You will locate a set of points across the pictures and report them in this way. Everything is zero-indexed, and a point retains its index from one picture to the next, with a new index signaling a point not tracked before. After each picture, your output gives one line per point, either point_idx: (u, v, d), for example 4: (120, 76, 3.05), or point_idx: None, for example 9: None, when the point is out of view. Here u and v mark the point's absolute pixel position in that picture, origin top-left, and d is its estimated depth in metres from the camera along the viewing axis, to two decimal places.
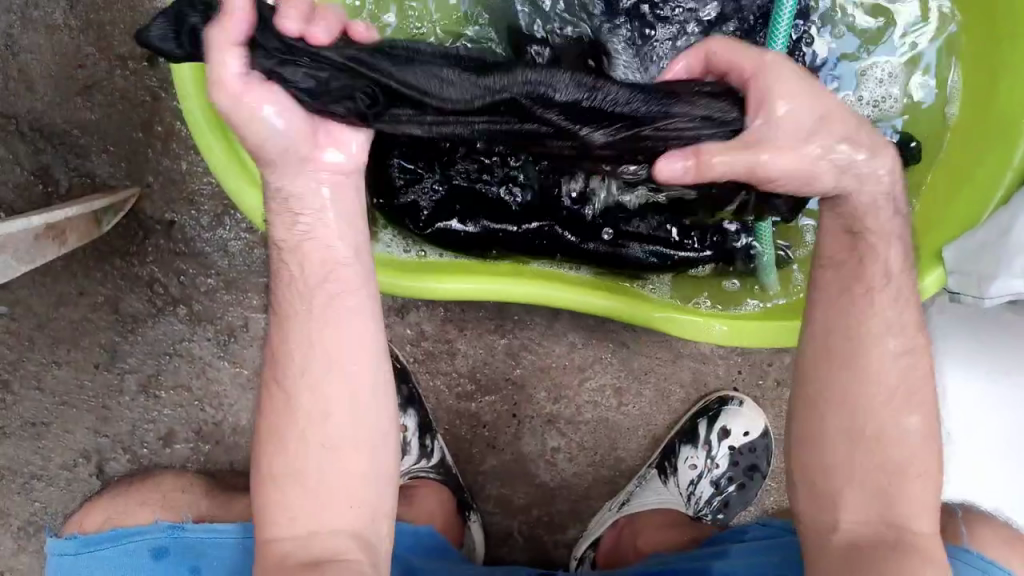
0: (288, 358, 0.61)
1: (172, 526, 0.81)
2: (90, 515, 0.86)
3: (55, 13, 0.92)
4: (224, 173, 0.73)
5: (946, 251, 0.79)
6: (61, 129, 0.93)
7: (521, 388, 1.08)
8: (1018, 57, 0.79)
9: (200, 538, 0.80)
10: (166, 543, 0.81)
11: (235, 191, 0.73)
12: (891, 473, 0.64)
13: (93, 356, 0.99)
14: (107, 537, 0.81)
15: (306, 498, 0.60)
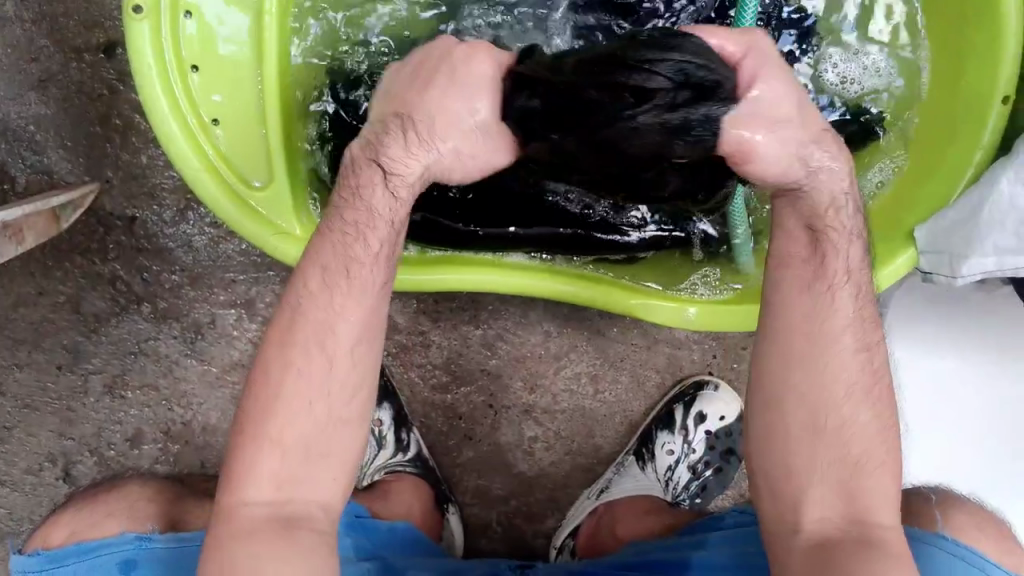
0: (296, 321, 0.63)
1: (139, 538, 0.78)
2: (54, 530, 0.82)
3: (6, 5, 0.88)
4: (193, 174, 0.72)
5: (917, 232, 0.79)
6: (14, 124, 0.90)
7: (496, 378, 1.06)
8: (984, 36, 0.79)
9: (171, 549, 0.78)
10: (133, 555, 0.77)
11: (207, 196, 0.73)
12: (850, 468, 0.63)
13: (55, 357, 0.96)
14: (73, 553, 0.79)
15: (286, 462, 0.61)
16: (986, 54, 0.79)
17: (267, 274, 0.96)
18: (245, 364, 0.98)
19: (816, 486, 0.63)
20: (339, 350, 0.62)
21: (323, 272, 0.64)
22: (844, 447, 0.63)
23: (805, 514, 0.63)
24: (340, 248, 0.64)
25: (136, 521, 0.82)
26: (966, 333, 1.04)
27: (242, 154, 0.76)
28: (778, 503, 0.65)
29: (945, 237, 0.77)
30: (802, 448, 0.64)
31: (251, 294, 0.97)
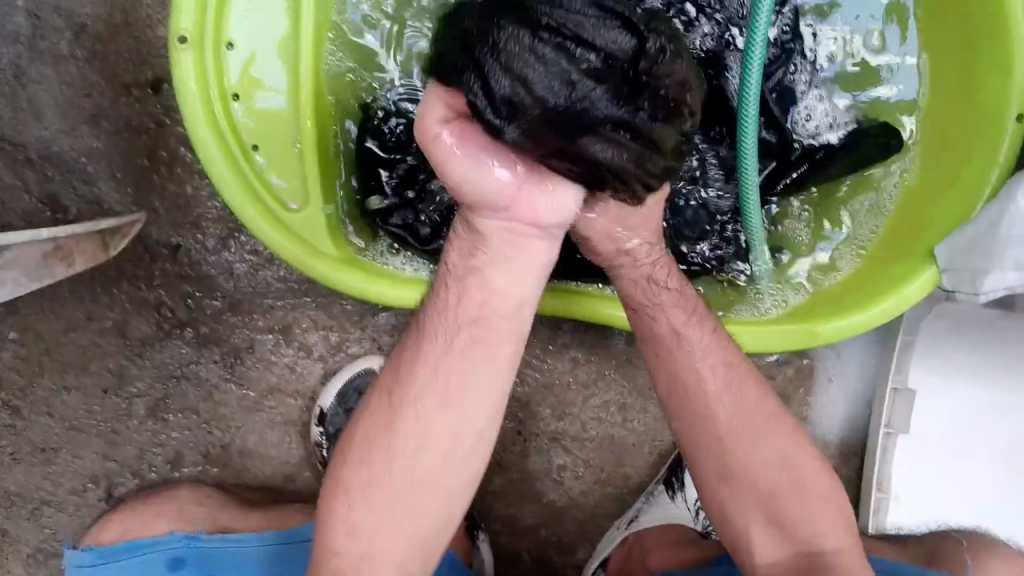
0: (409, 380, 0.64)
1: (189, 536, 0.86)
2: (106, 529, 0.88)
3: (62, 44, 0.94)
4: (226, 185, 0.75)
5: (938, 250, 0.79)
6: (71, 156, 0.95)
7: (526, 405, 1.07)
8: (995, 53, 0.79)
9: (216, 548, 0.85)
10: (182, 553, 0.85)
11: (234, 203, 0.75)
12: (797, 502, 0.71)
13: (101, 380, 1.00)
14: (124, 549, 0.85)
15: (379, 521, 0.63)
16: (1001, 66, 0.79)
17: (303, 301, 1.00)
18: (281, 389, 1.01)
19: (758, 521, 0.72)
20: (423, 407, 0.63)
21: (444, 336, 0.63)
22: (792, 490, 0.71)
23: (757, 562, 0.72)
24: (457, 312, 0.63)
25: (187, 521, 0.88)
26: (980, 363, 1.02)
27: (282, 178, 0.79)
28: (731, 541, 0.74)
29: (962, 257, 0.76)
30: (746, 494, 0.72)
31: (287, 320, 1.00)
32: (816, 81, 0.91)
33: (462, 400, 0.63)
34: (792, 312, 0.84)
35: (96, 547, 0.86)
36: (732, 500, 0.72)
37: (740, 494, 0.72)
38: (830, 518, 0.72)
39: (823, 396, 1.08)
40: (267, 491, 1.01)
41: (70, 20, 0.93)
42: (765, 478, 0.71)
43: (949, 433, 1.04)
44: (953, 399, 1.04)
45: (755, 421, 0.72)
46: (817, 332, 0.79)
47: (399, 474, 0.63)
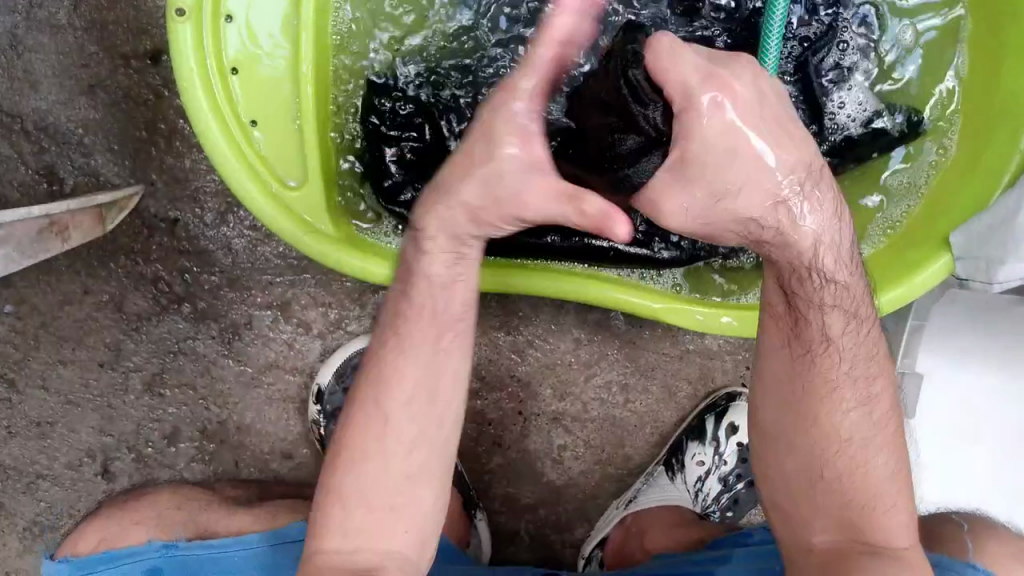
0: (387, 385, 0.70)
1: (166, 546, 0.84)
2: (83, 537, 0.87)
3: (59, 13, 0.92)
4: (218, 154, 0.74)
5: (953, 237, 0.78)
6: (67, 129, 0.94)
7: (526, 385, 1.07)
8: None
9: (195, 557, 0.84)
10: (159, 564, 0.83)
11: (225, 172, 0.74)
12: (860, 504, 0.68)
13: (97, 355, 0.99)
14: (100, 560, 0.83)
15: (370, 514, 0.68)
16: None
17: (303, 277, 0.99)
18: (279, 365, 1.00)
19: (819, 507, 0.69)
20: (396, 405, 0.69)
21: (411, 335, 0.70)
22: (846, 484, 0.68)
23: (812, 540, 0.69)
24: (419, 322, 0.70)
25: (164, 530, 0.87)
26: (991, 345, 1.02)
27: (279, 151, 0.78)
28: (785, 528, 0.71)
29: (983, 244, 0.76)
30: (794, 470, 0.70)
31: (286, 296, 0.99)
32: (852, 68, 0.86)
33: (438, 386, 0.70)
34: None
35: (73, 558, 0.84)
36: (786, 477, 0.71)
37: (791, 474, 0.70)
38: (893, 518, 0.68)
39: None
40: (265, 467, 1.01)
41: None
42: (838, 465, 0.69)
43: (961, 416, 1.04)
44: (963, 381, 1.04)
45: (867, 426, 0.69)
46: None
47: (379, 461, 0.68)
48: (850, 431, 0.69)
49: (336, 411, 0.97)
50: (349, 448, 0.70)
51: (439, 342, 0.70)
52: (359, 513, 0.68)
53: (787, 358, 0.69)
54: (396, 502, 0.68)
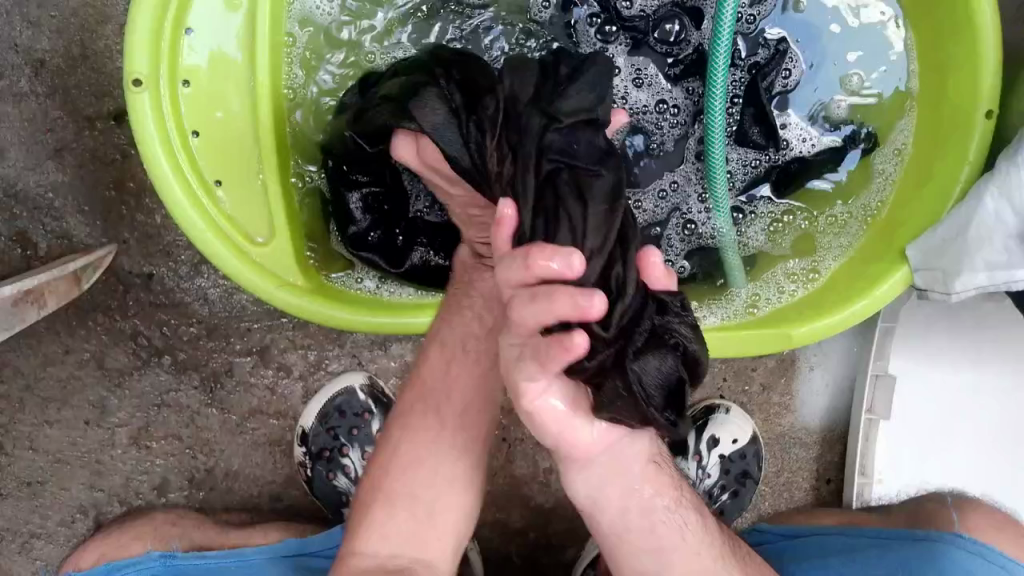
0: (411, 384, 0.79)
1: (163, 555, 0.87)
2: (84, 555, 0.90)
3: (22, 82, 0.94)
4: (192, 224, 0.75)
5: (910, 252, 0.81)
6: (36, 193, 0.95)
7: (508, 412, 1.08)
8: (963, 53, 0.80)
9: (192, 565, 0.87)
10: (157, 572, 0.87)
11: (206, 245, 0.76)
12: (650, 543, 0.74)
13: (83, 413, 1.00)
14: (96, 573, 0.86)
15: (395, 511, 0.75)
16: (968, 67, 0.80)
17: (281, 322, 1.00)
18: (263, 410, 1.02)
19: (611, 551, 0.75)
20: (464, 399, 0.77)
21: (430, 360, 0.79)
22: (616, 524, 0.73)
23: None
24: (462, 333, 0.77)
25: (161, 540, 0.90)
26: (956, 345, 1.04)
27: (247, 213, 0.79)
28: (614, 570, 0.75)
29: (932, 261, 0.79)
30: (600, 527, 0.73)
31: (265, 341, 1.00)
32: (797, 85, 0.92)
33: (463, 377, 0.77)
34: (765, 316, 0.85)
35: None
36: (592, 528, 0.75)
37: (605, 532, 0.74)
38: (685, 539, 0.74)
39: (806, 385, 1.10)
40: (256, 511, 1.03)
41: (28, 57, 0.93)
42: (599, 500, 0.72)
43: (934, 414, 1.06)
44: (934, 381, 1.05)
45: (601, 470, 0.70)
46: (794, 335, 0.81)
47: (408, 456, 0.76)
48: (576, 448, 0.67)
49: (321, 451, 1.00)
50: (408, 463, 0.76)
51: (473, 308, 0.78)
52: (399, 520, 0.75)
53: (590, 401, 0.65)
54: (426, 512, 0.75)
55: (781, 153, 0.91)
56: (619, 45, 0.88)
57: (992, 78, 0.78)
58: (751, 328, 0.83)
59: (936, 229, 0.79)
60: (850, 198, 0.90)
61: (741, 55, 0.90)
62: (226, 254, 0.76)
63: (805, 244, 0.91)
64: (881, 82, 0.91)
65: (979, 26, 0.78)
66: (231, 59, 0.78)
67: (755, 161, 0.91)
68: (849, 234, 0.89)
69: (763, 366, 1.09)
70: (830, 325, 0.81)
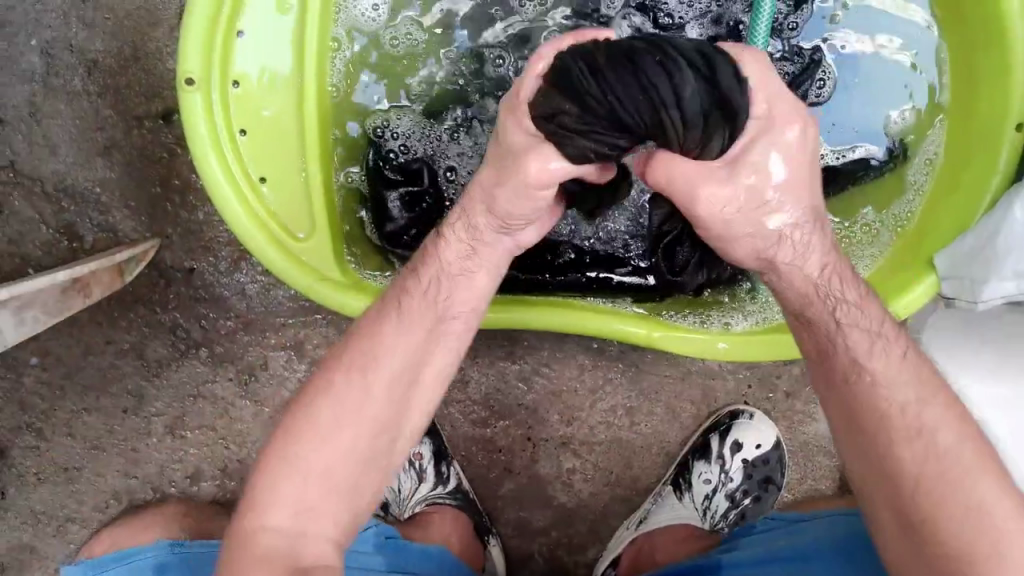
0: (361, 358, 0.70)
1: (171, 544, 0.88)
2: (99, 541, 0.96)
3: (75, 80, 0.97)
4: (240, 222, 0.78)
5: (939, 259, 0.81)
6: (83, 187, 0.98)
7: (534, 412, 1.10)
8: (993, 63, 0.82)
9: (199, 550, 0.88)
10: (162, 559, 0.88)
11: (252, 241, 0.78)
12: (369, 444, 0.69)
13: (121, 401, 1.03)
14: (112, 559, 0.90)
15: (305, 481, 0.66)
16: (1000, 81, 0.82)
17: (315, 318, 1.02)
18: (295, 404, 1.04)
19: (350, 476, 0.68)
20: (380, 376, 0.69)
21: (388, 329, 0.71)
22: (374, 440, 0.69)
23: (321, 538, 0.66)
24: (454, 298, 0.73)
25: (171, 529, 0.94)
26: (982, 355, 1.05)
27: (291, 209, 0.82)
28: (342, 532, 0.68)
29: (961, 267, 0.80)
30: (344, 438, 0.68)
31: (299, 337, 1.02)
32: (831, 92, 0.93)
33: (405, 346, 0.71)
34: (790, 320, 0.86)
35: (86, 561, 0.91)
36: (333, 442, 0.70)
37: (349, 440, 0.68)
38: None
39: None
40: None
41: (81, 56, 0.97)
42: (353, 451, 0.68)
43: None
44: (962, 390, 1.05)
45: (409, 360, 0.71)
46: None
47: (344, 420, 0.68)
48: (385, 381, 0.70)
49: None
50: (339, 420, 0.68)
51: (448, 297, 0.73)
52: (286, 488, 0.65)
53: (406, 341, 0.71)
54: (365, 460, 0.68)
55: None
56: None
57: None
58: (770, 334, 0.84)
59: (966, 237, 0.80)
60: (883, 206, 0.92)
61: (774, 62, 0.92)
62: (270, 248, 0.78)
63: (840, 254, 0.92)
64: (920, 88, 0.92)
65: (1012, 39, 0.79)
66: (276, 58, 0.81)
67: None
68: (880, 244, 0.90)
69: (786, 373, 1.11)
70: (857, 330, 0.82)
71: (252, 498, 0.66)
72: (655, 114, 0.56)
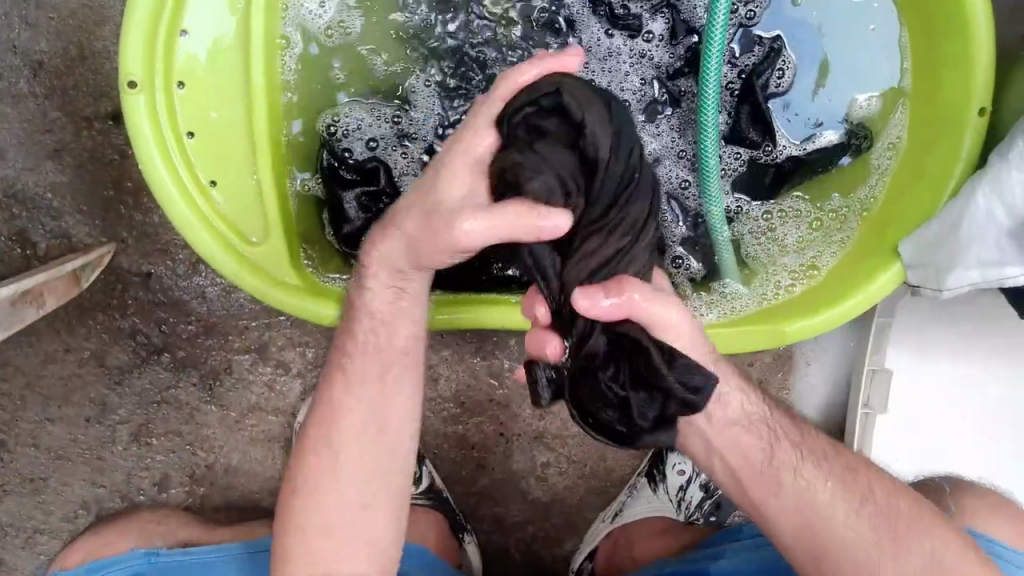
0: (330, 415, 0.74)
1: (148, 553, 0.90)
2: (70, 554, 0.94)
3: (20, 83, 0.94)
4: (191, 229, 0.76)
5: (903, 247, 0.81)
6: (34, 192, 0.96)
7: (506, 407, 1.09)
8: (955, 47, 0.80)
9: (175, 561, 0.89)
10: (142, 569, 0.89)
11: (201, 246, 0.76)
12: (367, 486, 0.73)
13: (83, 410, 1.01)
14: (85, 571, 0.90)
15: (315, 541, 0.71)
16: (961, 62, 0.80)
17: (278, 319, 1.01)
18: (262, 407, 1.02)
19: (369, 516, 0.72)
20: (347, 429, 0.73)
21: (348, 373, 0.74)
22: (368, 475, 0.73)
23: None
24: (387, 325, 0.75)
25: (144, 537, 0.93)
26: (950, 341, 1.05)
27: (243, 212, 0.80)
28: (381, 559, 0.73)
29: (924, 255, 0.79)
30: (329, 492, 0.72)
31: (263, 339, 1.01)
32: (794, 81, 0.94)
33: (359, 390, 0.74)
34: (760, 312, 0.85)
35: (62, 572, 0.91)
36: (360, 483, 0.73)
37: (343, 487, 0.72)
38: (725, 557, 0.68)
39: (801, 379, 1.11)
40: (256, 506, 1.03)
41: (26, 57, 0.94)
42: (356, 491, 0.72)
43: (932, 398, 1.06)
44: (932, 376, 1.06)
45: (374, 391, 0.74)
46: (788, 331, 0.81)
47: (327, 478, 0.72)
48: (361, 417, 0.73)
49: None
50: (377, 461, 0.73)
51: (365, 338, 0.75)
52: (313, 551, 0.71)
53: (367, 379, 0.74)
54: (369, 501, 0.73)
55: (778, 150, 0.93)
56: (618, 39, 0.89)
57: (988, 73, 0.78)
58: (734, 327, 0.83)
59: (931, 224, 0.79)
60: (851, 190, 0.90)
61: (735, 55, 0.92)
62: (222, 253, 0.76)
63: (811, 242, 0.90)
64: (880, 70, 0.90)
65: (973, 22, 0.78)
66: (223, 55, 0.78)
67: (750, 157, 0.93)
68: (848, 230, 0.89)
69: (760, 360, 1.10)
70: (827, 322, 0.81)
71: (282, 557, 0.72)
72: (625, 179, 0.64)
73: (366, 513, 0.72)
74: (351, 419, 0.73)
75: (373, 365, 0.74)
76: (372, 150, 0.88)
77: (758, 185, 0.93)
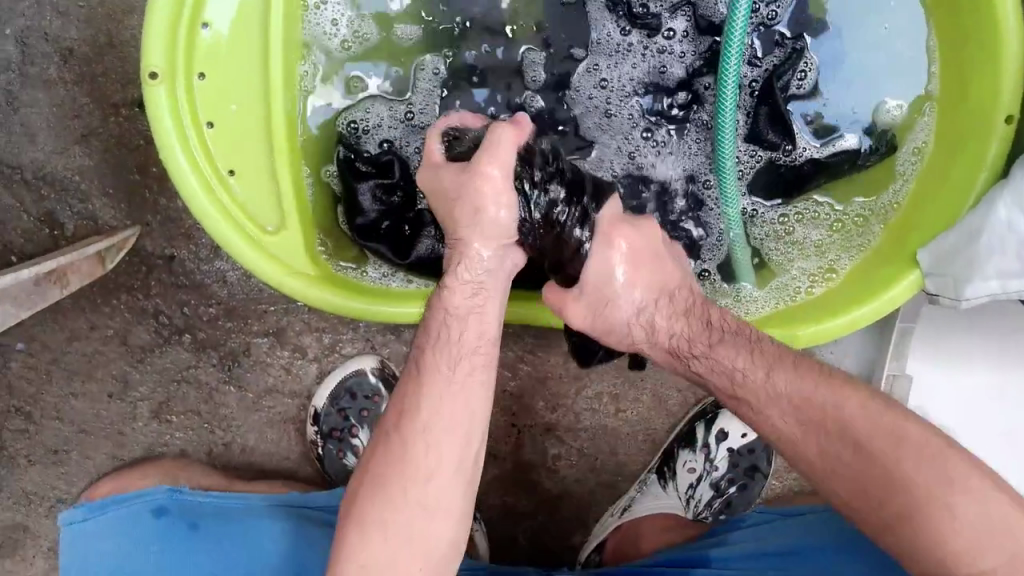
0: (412, 413, 0.70)
1: (173, 489, 0.90)
2: (99, 486, 0.98)
3: (50, 68, 0.97)
4: (211, 219, 0.76)
5: (921, 256, 0.79)
6: (62, 174, 0.98)
7: (518, 399, 1.10)
8: (984, 53, 0.79)
9: (200, 501, 0.90)
10: (165, 503, 0.89)
11: (221, 236, 0.76)
12: (434, 492, 0.69)
13: (107, 386, 1.04)
14: (114, 501, 0.90)
15: (378, 538, 0.67)
16: (989, 68, 0.78)
17: (296, 305, 1.03)
18: (279, 390, 1.04)
19: (436, 525, 0.69)
20: (424, 432, 0.69)
21: (439, 372, 0.71)
22: (440, 482, 0.69)
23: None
24: (480, 328, 0.72)
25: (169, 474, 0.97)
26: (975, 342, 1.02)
27: (258, 203, 0.81)
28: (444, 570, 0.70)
29: (948, 271, 0.77)
30: (401, 494, 0.68)
31: (281, 324, 1.03)
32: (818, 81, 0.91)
33: (448, 395, 0.70)
34: (773, 314, 0.84)
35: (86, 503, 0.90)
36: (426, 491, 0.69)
37: (415, 491, 0.68)
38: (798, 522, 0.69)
39: None
40: None
41: (56, 44, 0.96)
42: (433, 496, 0.69)
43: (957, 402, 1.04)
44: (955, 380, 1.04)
45: (461, 397, 0.70)
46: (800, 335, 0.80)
47: (397, 477, 0.69)
48: (442, 419, 0.70)
49: (332, 431, 1.02)
50: (467, 454, 0.70)
51: (463, 339, 0.72)
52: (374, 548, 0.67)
53: (452, 378, 0.71)
54: (439, 507, 0.69)
55: (797, 152, 0.91)
56: (636, 36, 0.89)
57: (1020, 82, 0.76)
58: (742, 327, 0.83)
59: (957, 247, 0.77)
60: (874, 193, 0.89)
61: (757, 53, 0.90)
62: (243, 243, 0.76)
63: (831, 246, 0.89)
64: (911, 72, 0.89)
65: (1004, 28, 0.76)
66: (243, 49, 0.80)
67: (767, 158, 0.91)
68: (868, 235, 0.88)
69: None
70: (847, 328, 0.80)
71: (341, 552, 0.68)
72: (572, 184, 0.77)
73: (432, 517, 0.69)
74: (427, 420, 0.70)
75: (464, 367, 0.71)
76: (387, 144, 0.89)
77: (776, 187, 0.91)
